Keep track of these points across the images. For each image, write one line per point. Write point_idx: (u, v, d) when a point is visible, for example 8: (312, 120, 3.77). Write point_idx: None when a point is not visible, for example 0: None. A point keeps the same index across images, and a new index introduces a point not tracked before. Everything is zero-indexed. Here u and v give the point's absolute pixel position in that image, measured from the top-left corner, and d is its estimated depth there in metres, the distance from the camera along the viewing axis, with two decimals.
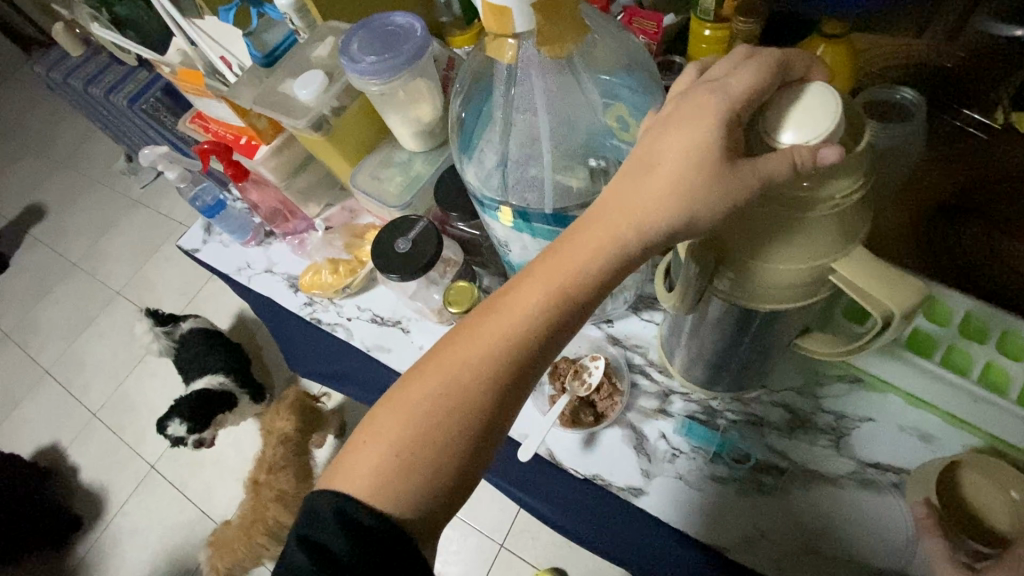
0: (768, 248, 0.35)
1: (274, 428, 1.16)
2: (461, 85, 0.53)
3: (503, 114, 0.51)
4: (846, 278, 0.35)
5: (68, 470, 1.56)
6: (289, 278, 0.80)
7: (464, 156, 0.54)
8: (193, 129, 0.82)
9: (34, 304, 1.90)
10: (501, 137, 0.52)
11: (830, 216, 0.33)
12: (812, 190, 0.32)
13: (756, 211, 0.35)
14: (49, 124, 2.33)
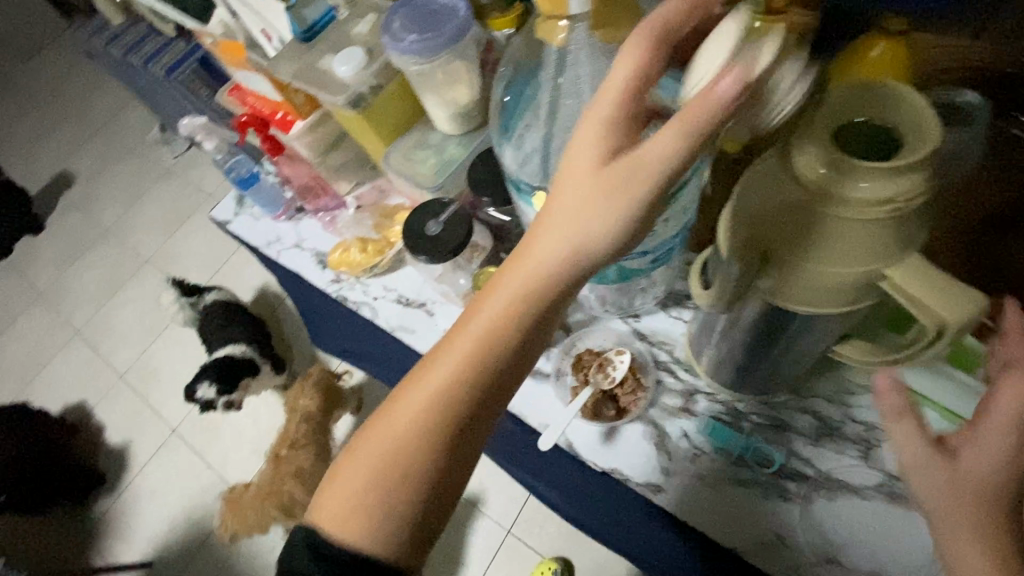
0: (814, 250, 0.34)
1: (298, 405, 1.19)
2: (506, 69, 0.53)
3: (549, 100, 0.50)
4: (899, 285, 0.34)
5: (93, 428, 1.61)
6: (317, 254, 0.80)
7: (503, 139, 0.53)
8: (230, 101, 0.82)
9: (67, 266, 1.96)
10: (544, 123, 0.51)
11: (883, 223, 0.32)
12: (863, 196, 0.31)
13: (807, 212, 0.33)
14: (87, 92, 2.38)
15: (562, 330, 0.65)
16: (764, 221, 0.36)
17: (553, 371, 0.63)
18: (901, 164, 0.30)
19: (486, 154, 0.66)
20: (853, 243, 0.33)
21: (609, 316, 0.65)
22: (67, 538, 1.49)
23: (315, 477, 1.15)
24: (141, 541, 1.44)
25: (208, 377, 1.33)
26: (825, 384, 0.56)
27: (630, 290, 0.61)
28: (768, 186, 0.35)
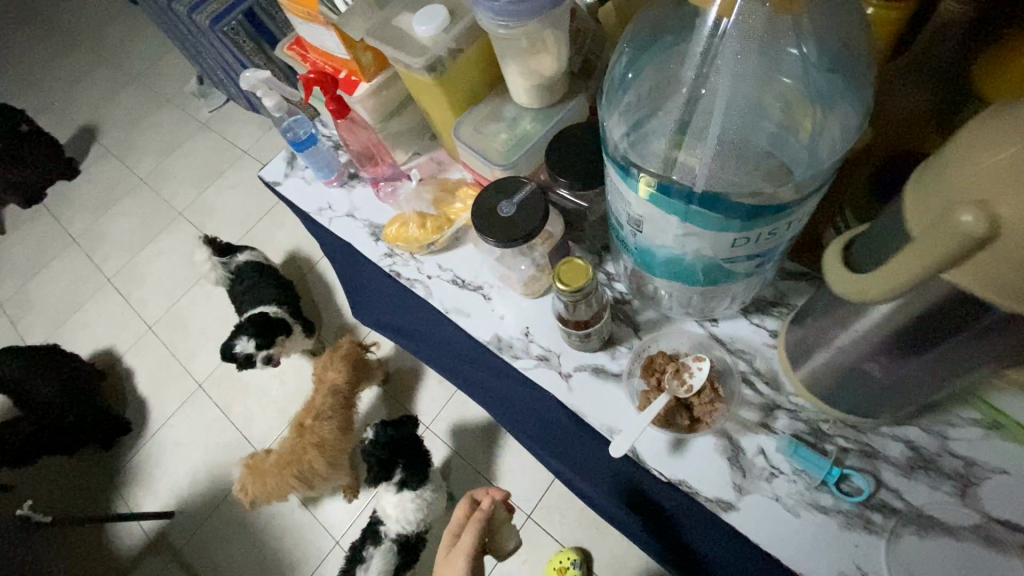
0: None
1: (325, 378, 1.16)
2: (632, 42, 0.48)
3: (690, 87, 0.43)
4: None
5: (122, 376, 1.63)
6: (370, 224, 0.76)
7: (611, 110, 0.47)
8: (290, 57, 0.78)
9: (102, 212, 1.96)
10: (678, 109, 0.44)
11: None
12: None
13: None
14: (127, 38, 2.35)
15: (631, 329, 0.62)
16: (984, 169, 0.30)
17: (620, 371, 0.60)
18: None
19: (567, 131, 0.61)
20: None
21: (683, 316, 0.61)
22: (91, 481, 1.51)
23: (339, 452, 1.13)
24: (164, 491, 1.45)
25: (247, 331, 1.29)
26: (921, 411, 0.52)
27: (713, 296, 0.56)
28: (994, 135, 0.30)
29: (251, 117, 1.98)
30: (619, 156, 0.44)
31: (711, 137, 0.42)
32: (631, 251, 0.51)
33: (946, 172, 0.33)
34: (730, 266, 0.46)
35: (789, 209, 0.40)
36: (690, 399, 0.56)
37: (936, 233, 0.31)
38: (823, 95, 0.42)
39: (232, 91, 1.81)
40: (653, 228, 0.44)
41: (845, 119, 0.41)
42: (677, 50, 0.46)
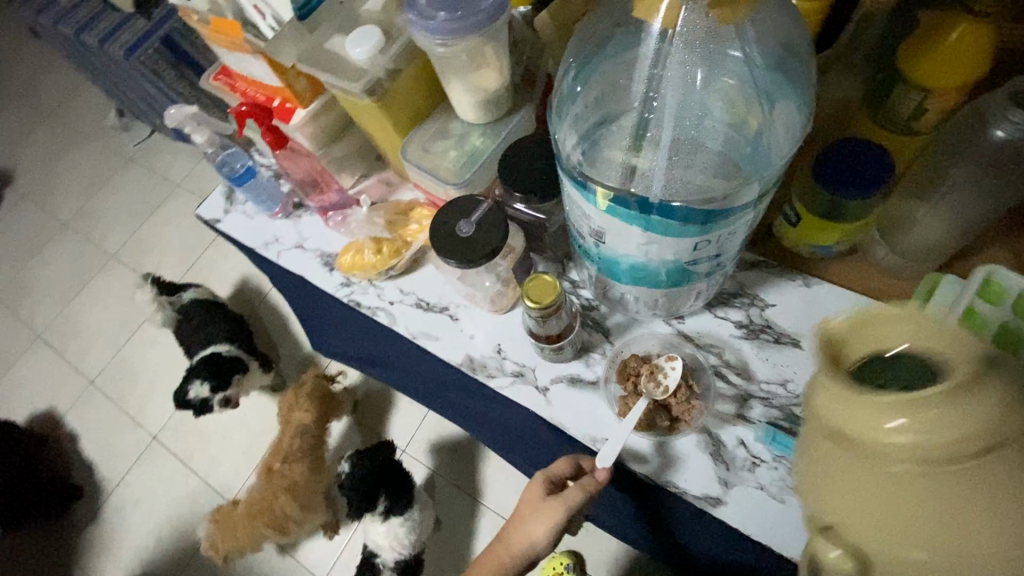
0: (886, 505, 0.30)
1: (292, 419, 1.10)
2: (576, 58, 0.47)
3: (642, 96, 0.43)
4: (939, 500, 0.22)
5: (66, 438, 1.50)
6: (322, 255, 0.73)
7: (564, 125, 0.47)
8: (218, 88, 0.74)
9: (24, 263, 1.81)
10: (631, 120, 0.45)
11: (1007, 427, 0.20)
12: (928, 432, 0.20)
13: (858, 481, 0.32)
14: (34, 73, 2.19)
15: (602, 335, 0.62)
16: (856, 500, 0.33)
17: (596, 378, 0.60)
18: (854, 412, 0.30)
19: (517, 144, 0.61)
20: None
21: (652, 317, 0.61)
22: (43, 557, 1.39)
23: (312, 492, 1.08)
24: (127, 555, 1.35)
25: (200, 375, 1.25)
26: None
27: (678, 296, 0.56)
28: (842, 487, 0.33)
29: (180, 146, 1.88)
30: (573, 169, 0.43)
31: (665, 145, 0.43)
32: (594, 260, 0.50)
33: None
34: (693, 268, 0.47)
35: (742, 211, 0.40)
36: (670, 402, 0.55)
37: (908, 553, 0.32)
38: (769, 91, 0.42)
39: (157, 122, 1.71)
40: (616, 239, 0.44)
41: (787, 118, 0.42)
42: (623, 56, 0.45)
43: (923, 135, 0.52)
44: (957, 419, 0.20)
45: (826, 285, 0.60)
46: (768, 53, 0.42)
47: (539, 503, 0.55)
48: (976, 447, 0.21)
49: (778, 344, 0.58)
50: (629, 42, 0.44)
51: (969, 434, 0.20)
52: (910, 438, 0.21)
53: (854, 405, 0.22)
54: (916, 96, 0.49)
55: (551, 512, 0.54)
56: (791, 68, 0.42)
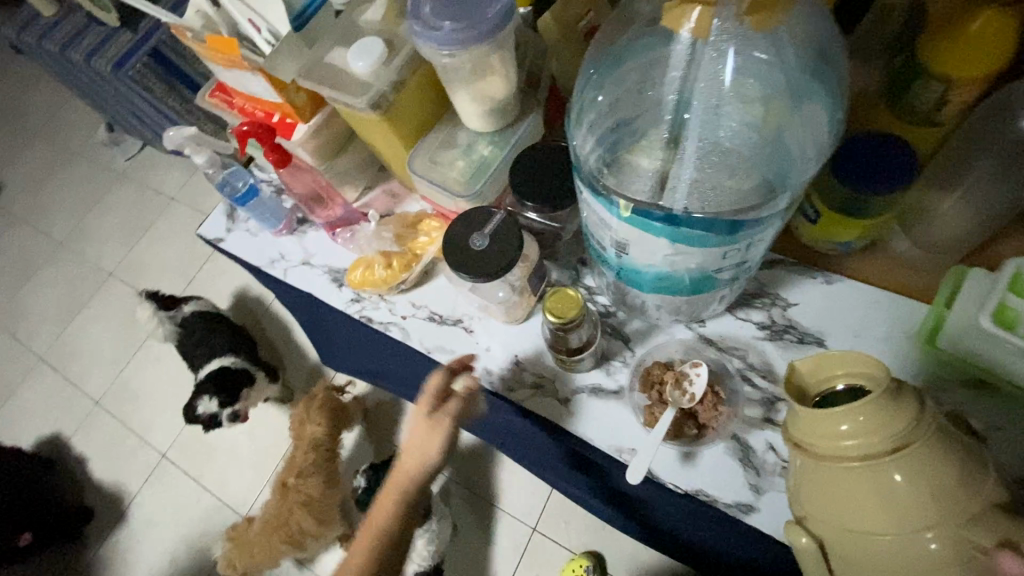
0: (895, 505, 0.35)
1: (304, 433, 1.08)
2: (595, 68, 0.46)
3: (673, 101, 0.42)
4: (915, 468, 0.34)
5: (74, 461, 1.49)
6: (330, 271, 0.72)
7: (585, 134, 0.45)
8: (215, 105, 0.72)
9: (21, 286, 1.79)
10: (658, 126, 0.44)
11: (914, 432, 0.34)
12: (865, 433, 0.35)
13: (846, 494, 0.36)
14: (20, 92, 2.15)
15: (622, 343, 0.61)
16: (855, 517, 0.36)
17: (618, 387, 0.59)
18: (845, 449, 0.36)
19: (528, 152, 0.59)
20: (942, 457, 0.34)
21: (672, 323, 0.60)
22: None
23: (327, 507, 1.07)
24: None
25: (207, 389, 1.24)
26: (912, 379, 0.54)
27: (699, 301, 0.55)
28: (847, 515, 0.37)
29: (173, 159, 1.85)
30: (594, 179, 0.42)
31: (690, 153, 0.42)
32: (614, 270, 0.49)
33: (843, 518, 0.37)
34: (717, 276, 0.45)
35: (771, 220, 0.39)
36: (697, 409, 0.54)
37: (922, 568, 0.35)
38: (795, 91, 0.40)
39: (148, 136, 1.69)
40: (640, 249, 0.42)
41: (812, 120, 0.41)
42: (644, 62, 0.44)
43: (944, 126, 0.51)
44: (885, 415, 0.34)
45: (847, 282, 0.59)
46: (794, 53, 0.40)
47: (424, 417, 0.58)
48: (895, 446, 0.35)
49: (803, 344, 0.57)
50: (655, 47, 0.43)
51: (891, 426, 0.34)
52: (854, 437, 0.35)
53: (822, 418, 0.36)
54: (938, 88, 0.48)
55: (443, 437, 0.58)
56: (818, 66, 0.41)
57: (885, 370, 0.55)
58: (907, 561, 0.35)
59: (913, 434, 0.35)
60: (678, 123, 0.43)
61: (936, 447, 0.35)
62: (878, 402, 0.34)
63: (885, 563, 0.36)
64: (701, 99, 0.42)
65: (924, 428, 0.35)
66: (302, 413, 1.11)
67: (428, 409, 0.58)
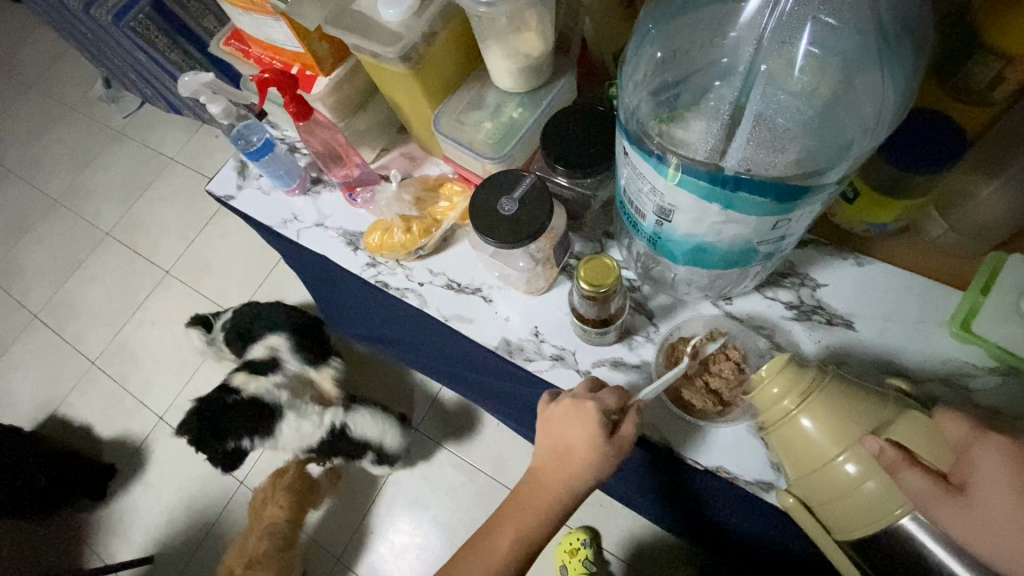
0: (821, 440, 0.41)
1: (263, 516, 1.09)
2: (658, 23, 0.44)
3: (748, 64, 0.41)
4: (830, 409, 0.41)
5: (68, 421, 1.47)
6: (345, 233, 0.70)
7: (639, 88, 0.44)
8: (229, 54, 0.69)
9: (15, 242, 1.75)
10: (720, 88, 0.42)
11: (815, 384, 0.42)
12: (789, 388, 0.43)
13: (796, 452, 0.42)
14: (13, 43, 2.08)
15: (646, 318, 0.59)
16: (807, 465, 0.42)
17: (640, 362, 0.58)
18: (778, 408, 0.43)
19: (560, 116, 0.57)
20: (843, 397, 0.41)
21: (699, 299, 0.59)
22: (51, 540, 1.37)
23: None
24: (139, 535, 1.32)
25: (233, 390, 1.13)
26: (939, 364, 0.53)
27: (732, 277, 0.54)
28: (801, 464, 0.43)
29: (173, 119, 1.80)
30: (643, 139, 0.40)
31: (748, 114, 0.40)
32: (648, 240, 0.48)
33: (799, 470, 0.43)
34: (758, 249, 0.44)
35: (821, 191, 0.38)
36: (715, 374, 0.55)
37: (858, 495, 0.40)
38: (877, 56, 0.38)
39: (148, 92, 1.64)
40: (680, 214, 0.41)
41: (876, 91, 0.38)
42: (715, 19, 0.42)
43: (998, 106, 0.48)
44: (792, 372, 0.43)
45: (878, 264, 0.58)
46: (877, 19, 0.37)
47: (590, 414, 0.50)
48: (806, 395, 0.42)
49: (831, 325, 0.56)
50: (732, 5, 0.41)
51: (799, 381, 0.43)
52: (785, 395, 0.43)
53: (760, 386, 0.44)
54: (995, 65, 0.45)
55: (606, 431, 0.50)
56: (899, 33, 0.38)
57: (912, 353, 0.54)
58: (846, 486, 0.40)
59: (816, 383, 0.42)
60: (743, 87, 0.41)
61: (835, 387, 0.42)
62: (785, 363, 0.43)
63: (842, 499, 0.40)
64: (770, 59, 0.40)
65: (825, 377, 0.42)
66: (269, 488, 1.13)
67: (594, 438, 0.50)
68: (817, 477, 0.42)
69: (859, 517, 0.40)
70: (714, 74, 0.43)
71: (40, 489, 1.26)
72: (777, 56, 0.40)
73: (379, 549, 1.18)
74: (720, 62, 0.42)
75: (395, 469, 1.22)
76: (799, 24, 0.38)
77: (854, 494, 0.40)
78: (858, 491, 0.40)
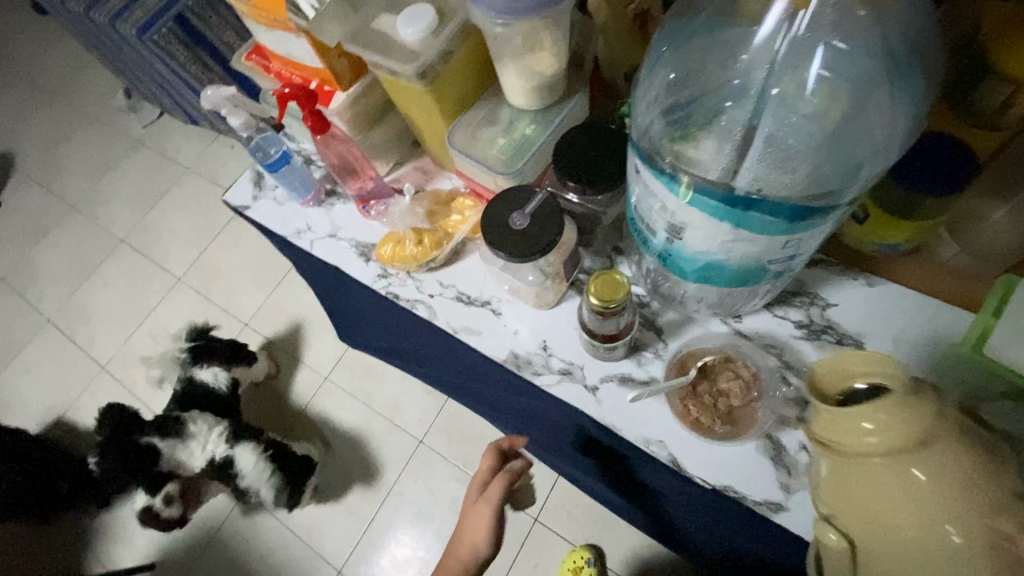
0: (926, 502, 0.35)
1: None
2: (672, 43, 0.45)
3: (757, 89, 0.41)
4: (943, 470, 0.35)
5: (76, 424, 1.48)
6: (358, 245, 0.71)
7: (652, 106, 0.45)
8: (250, 68, 0.71)
9: (31, 247, 1.78)
10: (732, 111, 0.43)
11: (930, 434, 0.36)
12: (888, 432, 0.37)
13: (873, 499, 0.37)
14: (39, 52, 2.14)
15: (654, 334, 0.60)
16: (877, 513, 0.37)
17: (649, 378, 0.58)
18: (873, 446, 0.37)
19: (571, 133, 0.58)
20: (963, 459, 0.35)
21: (708, 316, 0.59)
22: (53, 544, 1.37)
23: None
24: (141, 541, 1.32)
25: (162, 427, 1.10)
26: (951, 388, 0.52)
27: (741, 295, 0.54)
28: (871, 509, 0.37)
29: (190, 129, 1.83)
30: (653, 157, 0.41)
31: (759, 138, 0.40)
32: (657, 256, 0.48)
33: (859, 514, 0.38)
34: (767, 268, 0.44)
35: (832, 212, 0.38)
36: (721, 387, 0.55)
37: (941, 563, 0.35)
38: (884, 82, 0.38)
39: (166, 102, 1.67)
40: (691, 234, 0.42)
41: (886, 112, 0.39)
42: (728, 41, 0.42)
43: (1008, 130, 0.48)
44: (908, 418, 0.37)
45: (890, 285, 0.58)
46: (886, 45, 0.38)
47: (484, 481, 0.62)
48: (915, 445, 0.36)
49: (841, 345, 0.56)
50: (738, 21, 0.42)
51: (916, 430, 0.36)
52: (878, 435, 0.37)
53: (846, 415, 0.39)
54: (1006, 90, 0.45)
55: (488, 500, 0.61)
56: (907, 58, 0.38)
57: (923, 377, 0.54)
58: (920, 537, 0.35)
59: (929, 436, 0.36)
60: (753, 109, 0.41)
61: (954, 446, 0.36)
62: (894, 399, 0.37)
63: (907, 556, 0.36)
64: (782, 83, 0.40)
65: (939, 428, 0.36)
66: None
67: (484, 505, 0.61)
68: (882, 526, 0.37)
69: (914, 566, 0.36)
70: (725, 96, 0.43)
71: (64, 494, 1.28)
72: (786, 81, 0.40)
73: (380, 562, 1.17)
74: (732, 84, 0.43)
75: (398, 481, 1.22)
76: (809, 44, 0.38)
77: (938, 563, 0.35)
78: (939, 561, 0.35)
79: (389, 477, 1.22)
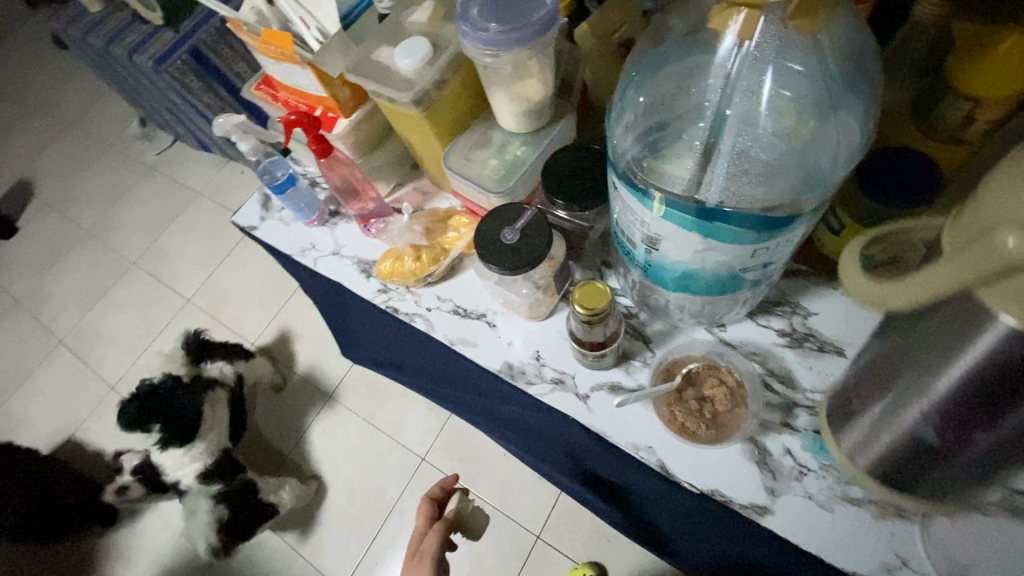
0: None
1: None
2: (641, 70, 0.48)
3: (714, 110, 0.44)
4: None
5: (84, 445, 1.50)
6: (360, 261, 0.74)
7: (625, 129, 0.48)
8: (259, 98, 0.76)
9: (45, 271, 1.83)
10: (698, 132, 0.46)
11: None
12: None
13: None
14: (59, 85, 2.24)
15: (643, 344, 0.62)
16: None
17: (637, 386, 0.60)
18: None
19: (559, 154, 0.62)
20: None
21: (693, 326, 0.62)
22: (59, 565, 1.38)
23: None
24: (145, 561, 1.33)
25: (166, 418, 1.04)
26: None
27: (723, 304, 0.57)
28: None
29: (201, 155, 1.90)
30: (629, 174, 0.44)
31: (723, 153, 0.44)
32: (640, 268, 0.51)
33: None
34: (742, 276, 0.47)
35: (799, 220, 0.40)
36: (707, 393, 0.57)
37: None
38: (831, 101, 0.42)
39: (179, 131, 1.74)
40: (667, 244, 0.44)
41: (843, 129, 0.42)
42: (690, 65, 0.45)
43: (972, 145, 0.50)
44: None
45: None
46: (825, 69, 0.41)
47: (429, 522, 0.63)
48: None
49: (822, 352, 0.58)
50: (692, 49, 0.44)
51: None
52: None
53: None
54: (963, 107, 0.48)
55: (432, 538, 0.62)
56: (850, 77, 0.41)
57: None
58: (993, 223, 0.29)
59: None
60: (711, 127, 0.45)
61: None
62: None
63: None
64: (735, 103, 0.43)
65: None
66: None
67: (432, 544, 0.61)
68: None
69: (953, 248, 0.32)
70: (696, 117, 0.47)
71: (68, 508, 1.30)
72: (740, 102, 0.43)
73: None
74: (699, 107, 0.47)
75: (401, 499, 1.23)
76: (762, 68, 0.41)
77: None
78: None
79: (391, 495, 1.23)
